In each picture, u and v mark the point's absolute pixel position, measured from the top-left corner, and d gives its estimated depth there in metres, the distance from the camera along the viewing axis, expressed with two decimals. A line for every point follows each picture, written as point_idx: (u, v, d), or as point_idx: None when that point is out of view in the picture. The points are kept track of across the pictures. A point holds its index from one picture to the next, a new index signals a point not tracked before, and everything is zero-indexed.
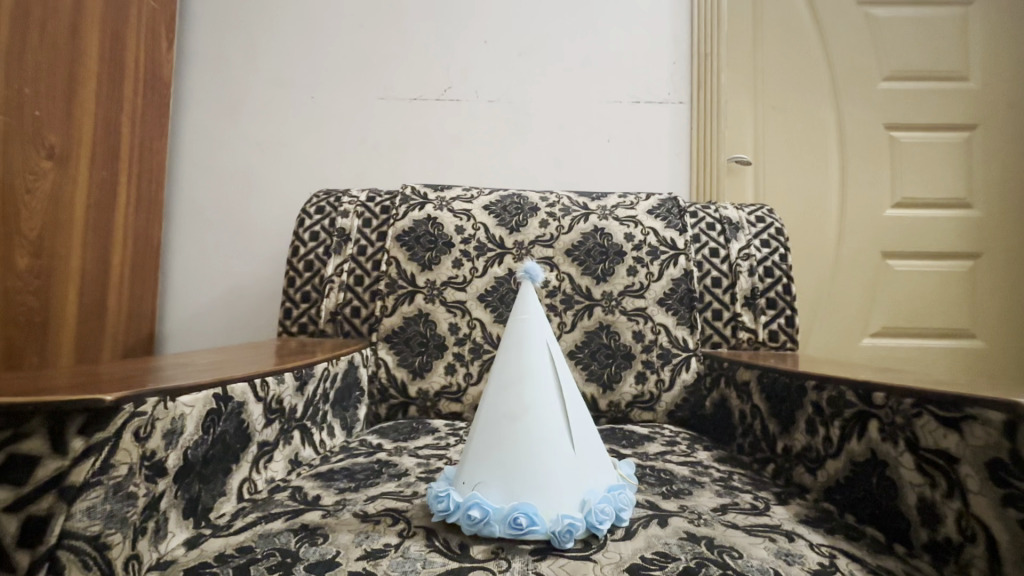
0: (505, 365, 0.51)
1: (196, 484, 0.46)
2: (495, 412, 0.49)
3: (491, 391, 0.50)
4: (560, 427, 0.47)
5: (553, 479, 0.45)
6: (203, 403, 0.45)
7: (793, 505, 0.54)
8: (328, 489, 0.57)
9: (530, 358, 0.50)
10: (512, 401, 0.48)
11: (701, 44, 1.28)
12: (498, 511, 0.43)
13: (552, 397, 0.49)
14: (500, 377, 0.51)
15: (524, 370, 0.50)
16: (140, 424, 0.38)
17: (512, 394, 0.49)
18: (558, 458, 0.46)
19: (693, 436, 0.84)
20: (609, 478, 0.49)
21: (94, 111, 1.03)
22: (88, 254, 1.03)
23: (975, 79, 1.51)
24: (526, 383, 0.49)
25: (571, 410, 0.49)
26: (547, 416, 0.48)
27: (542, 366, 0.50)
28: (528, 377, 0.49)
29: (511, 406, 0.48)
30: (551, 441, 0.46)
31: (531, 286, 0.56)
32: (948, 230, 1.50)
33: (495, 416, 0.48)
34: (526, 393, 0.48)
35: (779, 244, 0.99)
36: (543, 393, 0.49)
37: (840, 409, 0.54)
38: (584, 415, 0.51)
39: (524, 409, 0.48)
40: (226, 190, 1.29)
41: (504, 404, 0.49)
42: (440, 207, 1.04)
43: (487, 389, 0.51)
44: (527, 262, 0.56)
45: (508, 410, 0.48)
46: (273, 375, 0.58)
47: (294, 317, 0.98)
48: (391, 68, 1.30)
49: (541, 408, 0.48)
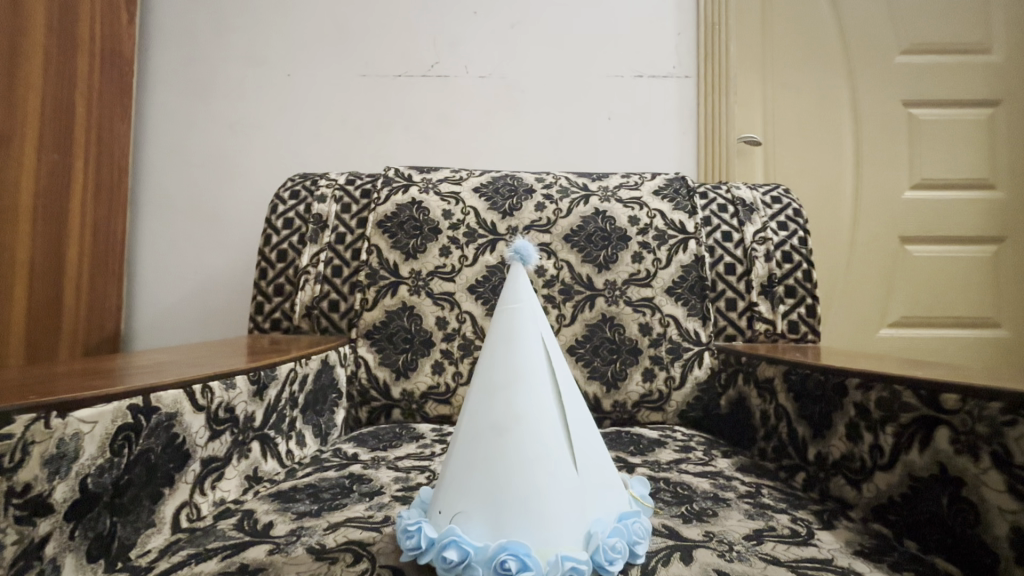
0: (492, 366, 0.42)
1: (109, 518, 0.37)
2: (479, 424, 0.39)
3: (475, 398, 0.41)
4: (558, 442, 0.38)
5: (550, 508, 0.36)
6: (111, 418, 0.36)
7: (839, 530, 0.46)
8: (284, 515, 0.48)
9: (522, 357, 0.41)
10: (500, 410, 0.39)
11: (708, 15, 1.18)
12: (483, 551, 0.34)
13: (549, 404, 0.40)
14: (486, 381, 0.41)
15: (514, 371, 0.41)
16: (3, 450, 0.29)
17: (500, 401, 0.40)
18: (557, 481, 0.37)
19: (709, 440, 0.75)
20: (619, 501, 0.40)
21: (42, 88, 0.93)
22: (37, 246, 0.93)
23: (999, 51, 1.41)
24: (518, 388, 0.40)
25: (573, 420, 0.40)
26: (543, 429, 0.38)
27: (536, 367, 0.41)
28: (520, 380, 0.40)
29: (498, 416, 0.39)
30: (547, 461, 0.37)
31: (523, 269, 0.47)
32: (971, 213, 1.41)
33: (480, 429, 0.39)
34: (517, 400, 0.39)
35: (799, 226, 0.89)
36: (539, 399, 0.40)
37: (895, 413, 0.45)
38: (588, 425, 0.42)
39: (515, 420, 0.38)
40: (196, 175, 1.20)
41: (490, 413, 0.39)
42: (426, 189, 0.94)
43: (469, 395, 0.42)
44: (518, 241, 0.47)
45: (494, 421, 0.39)
46: (221, 379, 0.49)
47: (266, 312, 0.89)
48: (372, 42, 1.20)
49: (536, 419, 0.39)
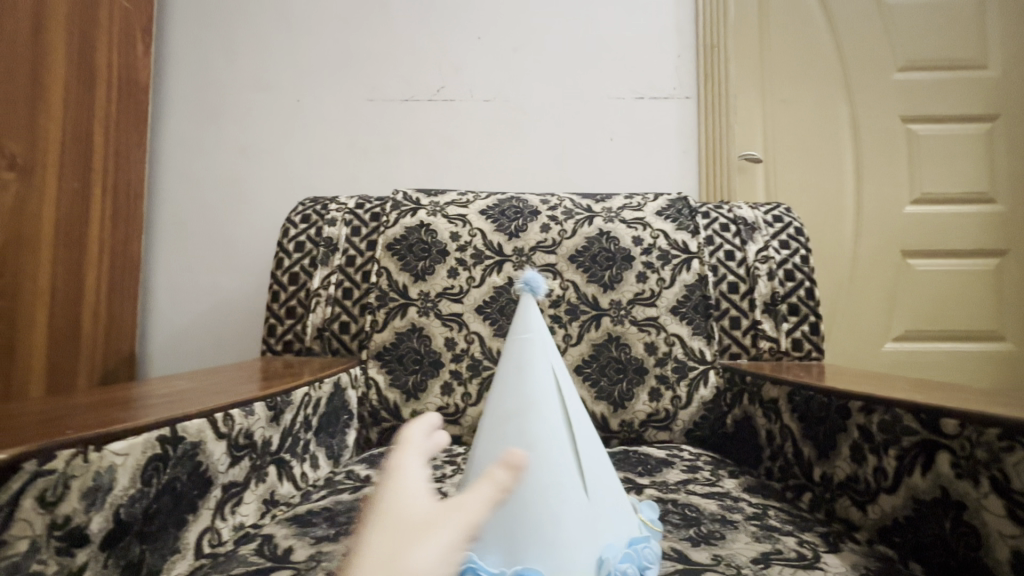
0: (505, 395, 0.43)
1: (137, 547, 0.39)
2: (494, 451, 0.41)
3: (490, 425, 0.43)
4: (570, 469, 0.40)
5: (564, 533, 0.37)
6: (142, 449, 0.38)
7: (846, 553, 0.47)
8: (302, 540, 0.50)
9: (534, 386, 0.43)
10: (514, 439, 0.41)
11: (707, 37, 1.21)
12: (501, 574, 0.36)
13: (561, 432, 0.41)
14: (500, 409, 0.43)
15: (527, 399, 0.42)
16: (46, 485, 0.31)
17: (513, 430, 0.41)
18: (570, 506, 0.38)
19: (716, 459, 0.76)
20: (630, 526, 0.42)
21: (62, 119, 0.96)
22: (57, 271, 0.96)
23: (994, 67, 1.43)
24: (531, 415, 0.41)
25: (583, 447, 0.42)
26: (556, 456, 0.40)
27: (547, 395, 0.43)
28: (532, 408, 0.42)
29: (511, 444, 0.40)
30: (561, 487, 0.39)
31: (533, 299, 0.48)
32: (973, 226, 1.42)
33: (495, 456, 0.41)
34: (530, 428, 0.41)
35: (800, 244, 0.91)
36: (551, 428, 0.41)
37: (897, 436, 0.47)
38: (597, 451, 0.43)
39: (528, 448, 0.40)
40: (209, 199, 1.23)
41: (504, 441, 0.41)
42: (434, 212, 0.96)
43: (484, 423, 0.43)
44: (528, 271, 0.48)
45: (509, 449, 0.40)
46: (241, 407, 0.50)
47: (278, 334, 0.91)
48: (379, 68, 1.23)
49: (549, 448, 0.40)
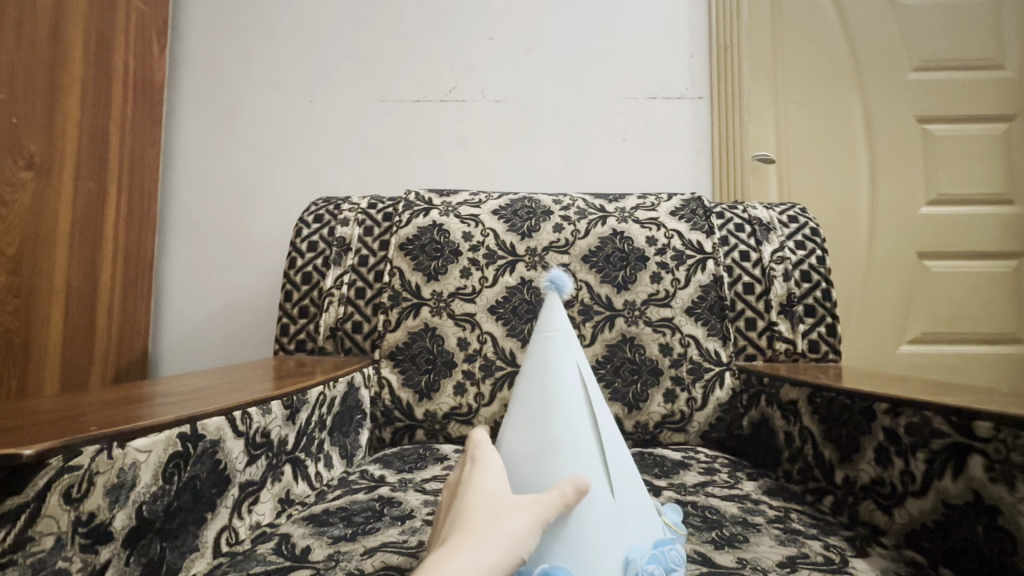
0: (530, 393, 0.43)
1: (157, 544, 0.38)
2: (518, 451, 0.40)
3: (513, 424, 0.42)
4: (595, 468, 0.39)
5: (591, 534, 0.37)
6: (163, 446, 0.38)
7: (873, 558, 0.46)
8: (320, 540, 0.50)
9: (558, 384, 0.42)
10: (537, 437, 0.40)
11: (721, 37, 1.20)
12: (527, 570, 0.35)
13: (587, 432, 0.41)
14: (524, 408, 0.42)
15: (551, 399, 0.42)
16: (71, 481, 0.31)
17: (537, 428, 0.41)
18: (595, 507, 0.38)
19: (733, 462, 0.75)
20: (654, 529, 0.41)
21: (79, 119, 0.97)
22: (73, 270, 0.97)
23: (1012, 66, 1.41)
24: (556, 414, 0.41)
25: (609, 447, 0.41)
26: (581, 455, 0.39)
27: (572, 394, 0.42)
28: (556, 406, 0.41)
29: (535, 442, 0.40)
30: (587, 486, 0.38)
31: (557, 298, 0.48)
32: (990, 228, 1.40)
33: (519, 456, 0.40)
34: (554, 426, 0.40)
35: (816, 245, 0.90)
36: (575, 426, 0.40)
37: (926, 439, 0.46)
38: (622, 452, 0.42)
39: (553, 448, 0.39)
40: (223, 200, 1.23)
41: (530, 442, 0.40)
42: (447, 212, 0.96)
43: (507, 422, 0.43)
44: (553, 270, 0.48)
45: (534, 449, 0.40)
46: (259, 405, 0.50)
47: (291, 334, 0.90)
48: (391, 69, 1.23)
49: (574, 446, 0.39)
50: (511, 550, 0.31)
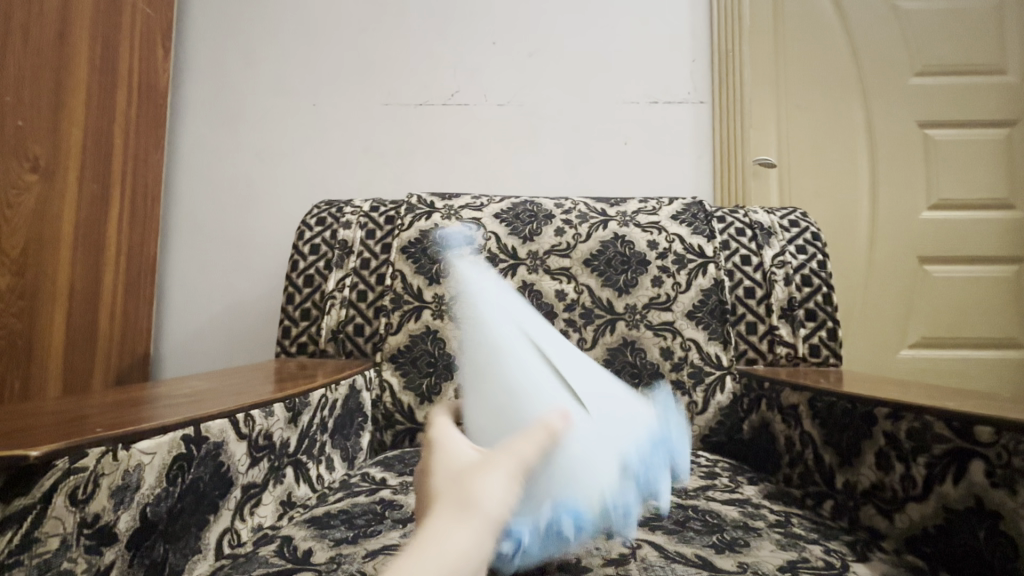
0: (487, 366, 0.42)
1: (160, 546, 0.39)
2: (491, 421, 0.39)
3: (477, 401, 0.41)
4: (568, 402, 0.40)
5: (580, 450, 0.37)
6: (167, 448, 0.38)
7: (874, 562, 0.46)
8: (321, 542, 0.50)
9: (501, 346, 0.42)
10: (505, 406, 0.39)
11: (722, 42, 1.21)
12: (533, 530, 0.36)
13: (545, 375, 0.41)
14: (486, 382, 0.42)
15: (500, 363, 0.41)
16: (77, 483, 0.31)
17: (501, 399, 0.40)
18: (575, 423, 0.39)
19: (734, 466, 0.75)
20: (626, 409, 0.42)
21: (84, 122, 0.98)
22: (77, 272, 0.97)
23: (1013, 72, 1.41)
24: (511, 375, 0.40)
25: (569, 378, 0.42)
26: (550, 398, 0.39)
27: (517, 349, 0.42)
28: (508, 368, 0.41)
29: (505, 411, 0.39)
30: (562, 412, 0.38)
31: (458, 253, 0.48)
32: (992, 232, 1.40)
33: (493, 424, 0.39)
34: (516, 387, 0.40)
35: (817, 249, 0.90)
36: (533, 376, 0.40)
37: (927, 444, 0.46)
38: (582, 373, 0.43)
39: (523, 400, 0.39)
40: (226, 202, 1.24)
41: (500, 407, 0.40)
42: (449, 216, 0.96)
43: (469, 402, 0.42)
44: (443, 230, 0.50)
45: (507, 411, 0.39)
46: (261, 407, 0.50)
47: (293, 336, 0.91)
48: (394, 73, 1.24)
49: (539, 394, 0.39)
50: (496, 504, 0.28)
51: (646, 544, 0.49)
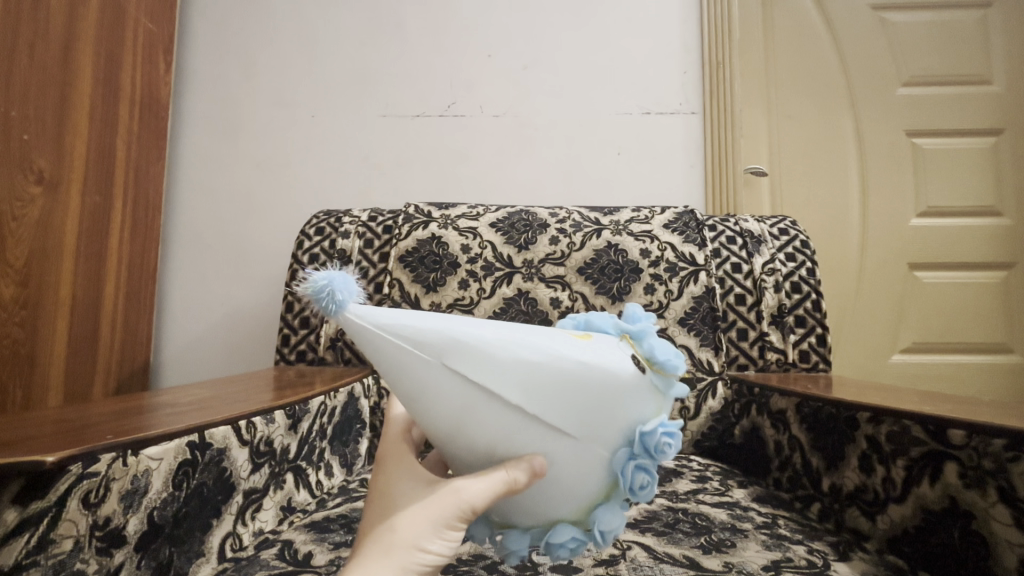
0: (407, 360, 0.35)
1: (166, 548, 0.40)
2: (441, 439, 0.37)
3: (417, 407, 0.36)
4: (527, 425, 0.35)
5: (587, 485, 0.36)
6: (174, 454, 0.40)
7: (855, 562, 0.47)
8: (321, 545, 0.51)
9: (443, 407, 0.35)
10: (471, 456, 0.36)
11: (713, 53, 1.23)
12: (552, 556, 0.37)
13: (509, 418, 0.35)
14: (409, 390, 0.35)
15: (452, 421, 0.35)
16: (90, 487, 0.33)
17: (461, 449, 0.36)
18: (570, 458, 0.36)
19: (725, 470, 0.76)
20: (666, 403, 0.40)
21: (87, 134, 0.99)
22: (79, 282, 0.99)
23: (998, 82, 1.45)
24: (468, 430, 0.35)
25: (531, 401, 0.35)
26: (519, 438, 0.35)
27: (470, 396, 0.34)
28: (463, 422, 0.35)
29: (474, 460, 0.36)
30: (547, 450, 0.36)
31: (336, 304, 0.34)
32: (980, 239, 1.42)
33: (445, 437, 0.36)
34: (474, 437, 0.35)
35: (806, 257, 0.92)
36: (496, 425, 0.35)
37: (905, 447, 0.48)
38: (546, 377, 0.35)
39: (491, 422, 0.35)
40: (225, 212, 1.26)
41: (445, 417, 0.35)
42: (445, 225, 0.98)
43: (400, 397, 0.36)
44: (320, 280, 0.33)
45: (451, 425, 0.35)
46: (263, 414, 0.52)
47: (292, 344, 0.92)
48: (392, 85, 1.26)
49: (502, 438, 0.35)
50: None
51: (636, 545, 0.50)
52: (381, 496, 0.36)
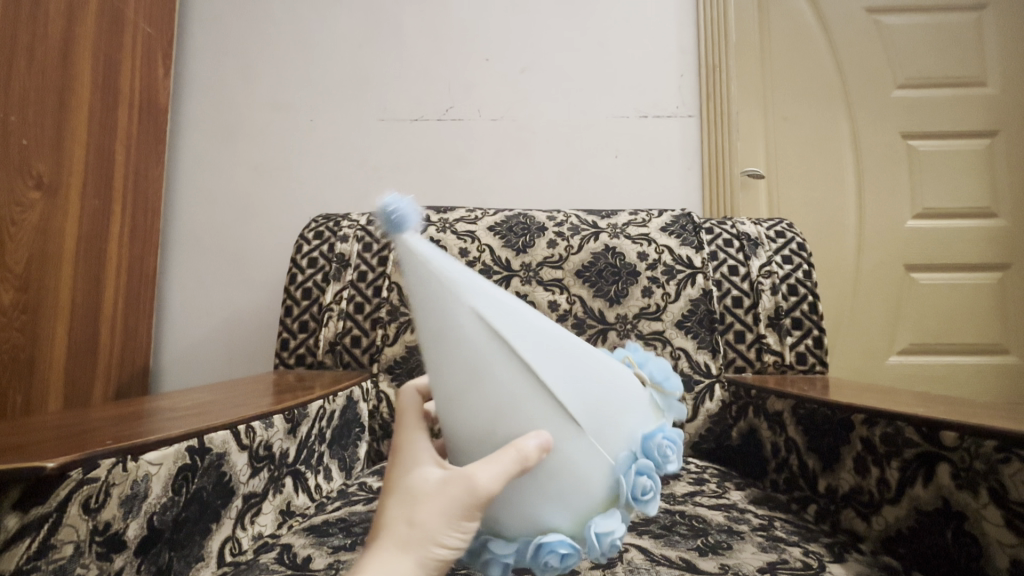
0: (444, 294, 0.37)
1: (166, 553, 0.40)
2: (450, 398, 0.37)
3: (432, 349, 0.37)
4: (539, 393, 0.36)
5: (587, 486, 0.36)
6: (173, 459, 0.40)
7: (851, 563, 0.48)
8: (320, 549, 0.52)
9: (466, 354, 0.36)
10: (477, 419, 0.36)
11: (709, 56, 1.24)
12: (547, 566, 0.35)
13: (525, 382, 0.36)
14: (433, 329, 0.37)
15: (471, 370, 0.36)
16: (90, 493, 0.33)
17: (469, 409, 0.36)
18: (573, 447, 0.36)
19: (723, 472, 0.76)
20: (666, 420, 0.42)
21: (86, 139, 1.00)
22: (78, 286, 0.99)
23: (993, 84, 1.45)
24: (483, 385, 0.36)
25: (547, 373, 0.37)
26: (529, 403, 0.36)
27: (494, 347, 0.36)
28: (481, 373, 0.36)
29: (479, 425, 0.36)
30: (550, 429, 0.36)
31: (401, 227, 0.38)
32: (976, 240, 1.43)
33: (452, 394, 0.37)
34: (486, 394, 0.36)
35: (803, 259, 0.92)
36: (510, 385, 0.36)
37: (899, 448, 0.48)
38: (563, 358, 0.38)
39: (507, 383, 0.36)
40: (224, 216, 1.26)
41: (462, 368, 0.36)
42: (443, 229, 0.98)
43: (425, 338, 0.37)
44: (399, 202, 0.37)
45: (465, 378, 0.36)
46: (262, 419, 0.52)
47: (291, 348, 0.92)
48: (390, 89, 1.27)
49: (513, 399, 0.36)
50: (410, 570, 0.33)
51: (633, 548, 0.50)
52: (396, 481, 0.36)
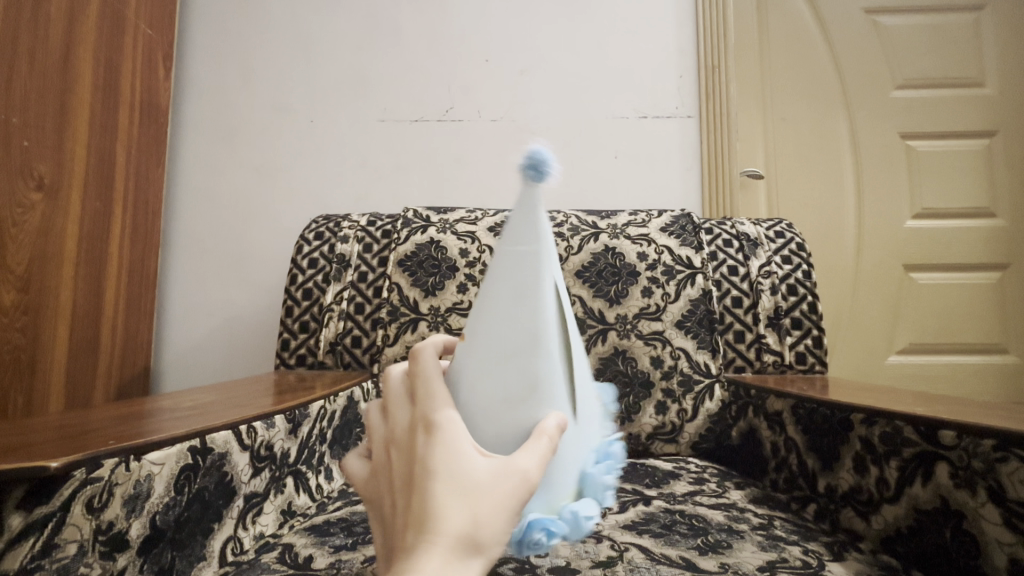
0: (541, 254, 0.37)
1: (168, 553, 0.41)
2: (494, 354, 0.35)
3: (501, 296, 0.37)
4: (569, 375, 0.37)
5: (567, 479, 0.35)
6: (175, 459, 0.40)
7: (850, 562, 0.48)
8: (321, 548, 0.52)
9: (533, 318, 0.36)
10: (514, 382, 0.35)
11: (708, 57, 1.24)
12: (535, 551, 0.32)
13: (565, 363, 0.37)
14: (514, 279, 0.37)
15: (531, 335, 0.36)
16: (93, 492, 0.33)
17: (510, 370, 0.35)
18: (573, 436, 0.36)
19: (723, 472, 0.77)
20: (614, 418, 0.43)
21: (88, 141, 1.00)
22: (80, 287, 0.99)
23: (992, 84, 1.46)
24: (536, 352, 0.36)
25: (577, 362, 0.38)
26: (562, 380, 0.36)
27: (554, 322, 0.37)
28: (540, 339, 0.36)
29: (513, 387, 0.35)
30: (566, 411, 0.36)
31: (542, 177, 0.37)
32: (974, 240, 1.43)
33: (498, 351, 0.35)
34: (535, 360, 0.35)
35: (802, 259, 0.93)
36: (554, 360, 0.36)
37: (898, 448, 0.48)
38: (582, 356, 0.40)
39: (551, 359, 0.36)
40: (224, 217, 1.26)
41: (524, 330, 0.36)
42: (444, 229, 0.98)
43: (501, 285, 0.37)
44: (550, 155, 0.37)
45: (524, 341, 0.36)
46: (263, 420, 0.52)
47: (292, 348, 0.92)
48: (390, 91, 1.27)
49: (552, 373, 0.36)
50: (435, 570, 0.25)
51: (634, 547, 0.50)
52: (429, 468, 0.26)
